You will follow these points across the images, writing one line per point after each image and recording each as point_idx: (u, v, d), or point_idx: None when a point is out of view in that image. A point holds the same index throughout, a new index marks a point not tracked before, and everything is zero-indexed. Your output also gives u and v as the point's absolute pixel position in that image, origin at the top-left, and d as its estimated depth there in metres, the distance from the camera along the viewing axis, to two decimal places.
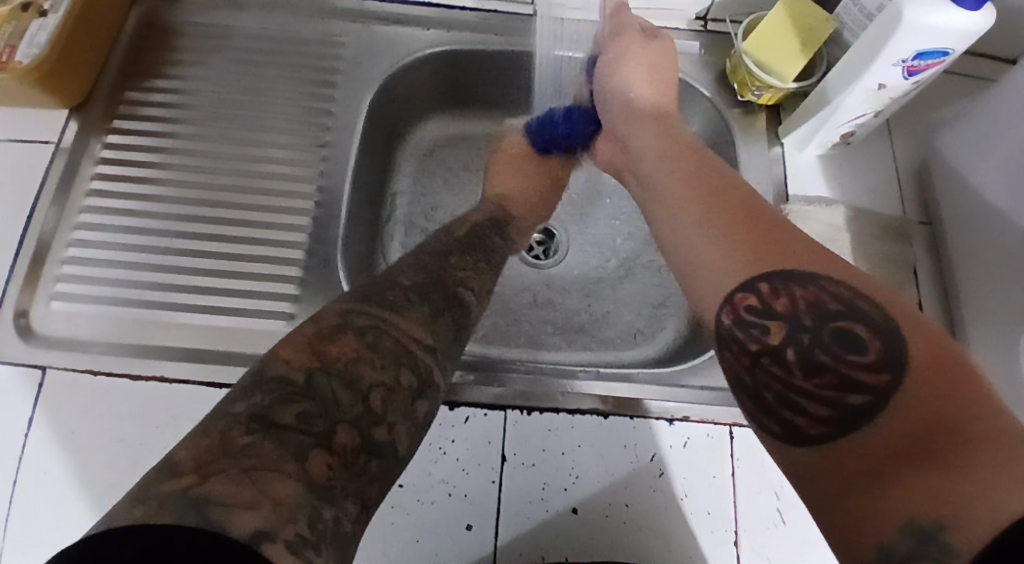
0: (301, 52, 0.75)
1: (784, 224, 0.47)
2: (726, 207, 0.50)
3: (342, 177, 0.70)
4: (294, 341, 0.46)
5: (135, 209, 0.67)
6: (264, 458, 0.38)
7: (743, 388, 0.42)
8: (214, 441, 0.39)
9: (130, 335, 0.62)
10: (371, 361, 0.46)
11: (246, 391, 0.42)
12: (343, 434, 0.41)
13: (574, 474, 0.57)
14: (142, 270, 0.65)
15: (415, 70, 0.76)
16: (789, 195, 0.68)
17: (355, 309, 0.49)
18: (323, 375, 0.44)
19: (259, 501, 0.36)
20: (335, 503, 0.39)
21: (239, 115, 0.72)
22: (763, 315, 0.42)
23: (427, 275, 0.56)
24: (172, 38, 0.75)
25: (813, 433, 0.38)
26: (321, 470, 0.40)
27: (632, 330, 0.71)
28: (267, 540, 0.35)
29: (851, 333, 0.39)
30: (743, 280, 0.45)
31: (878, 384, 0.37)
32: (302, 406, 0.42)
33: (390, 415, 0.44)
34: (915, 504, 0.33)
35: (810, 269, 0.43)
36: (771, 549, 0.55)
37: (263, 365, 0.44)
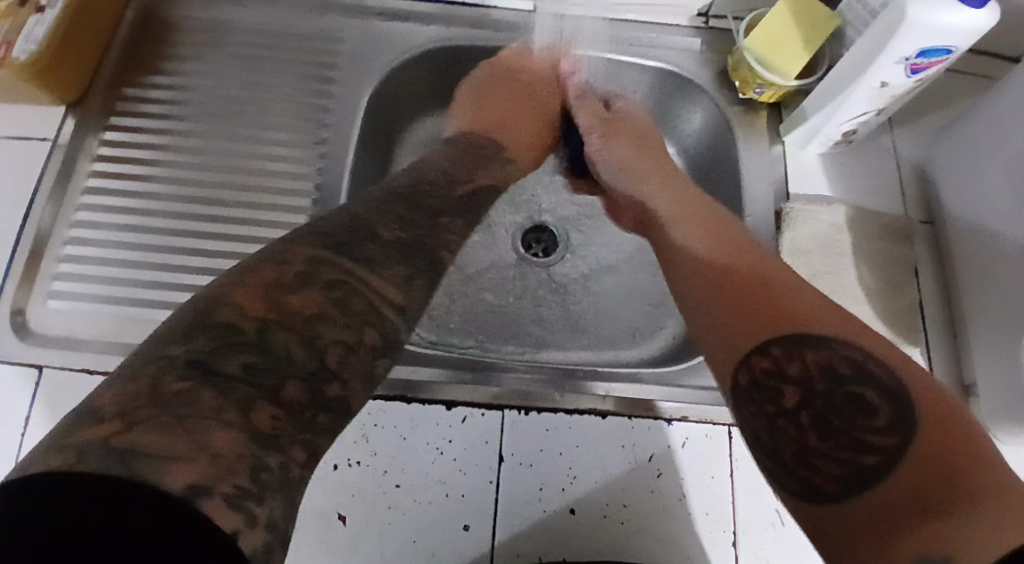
0: (299, 48, 0.75)
1: (797, 287, 0.48)
2: (740, 266, 0.51)
3: (340, 174, 0.70)
4: (250, 285, 0.43)
5: (133, 207, 0.67)
6: (201, 406, 0.36)
7: (758, 447, 0.43)
8: (142, 386, 0.36)
9: (127, 333, 0.62)
10: (333, 321, 0.43)
11: (186, 332, 0.39)
12: (293, 390, 0.39)
13: (572, 474, 0.57)
14: (139, 268, 0.65)
15: (414, 66, 0.75)
16: (789, 194, 0.68)
17: (324, 258, 0.46)
18: (279, 329, 0.41)
19: (195, 454, 0.35)
20: (281, 451, 0.37)
21: (238, 112, 0.72)
22: (776, 379, 0.43)
23: (412, 234, 0.52)
24: (169, 34, 0.75)
25: (830, 491, 0.39)
26: (266, 421, 0.37)
27: (631, 329, 0.71)
28: (204, 495, 0.34)
29: (864, 398, 0.40)
30: (757, 338, 0.45)
31: (890, 446, 0.38)
32: (250, 356, 0.39)
33: (347, 373, 0.42)
34: (924, 544, 0.34)
35: (823, 333, 0.43)
36: (770, 550, 0.55)
37: (209, 307, 0.41)
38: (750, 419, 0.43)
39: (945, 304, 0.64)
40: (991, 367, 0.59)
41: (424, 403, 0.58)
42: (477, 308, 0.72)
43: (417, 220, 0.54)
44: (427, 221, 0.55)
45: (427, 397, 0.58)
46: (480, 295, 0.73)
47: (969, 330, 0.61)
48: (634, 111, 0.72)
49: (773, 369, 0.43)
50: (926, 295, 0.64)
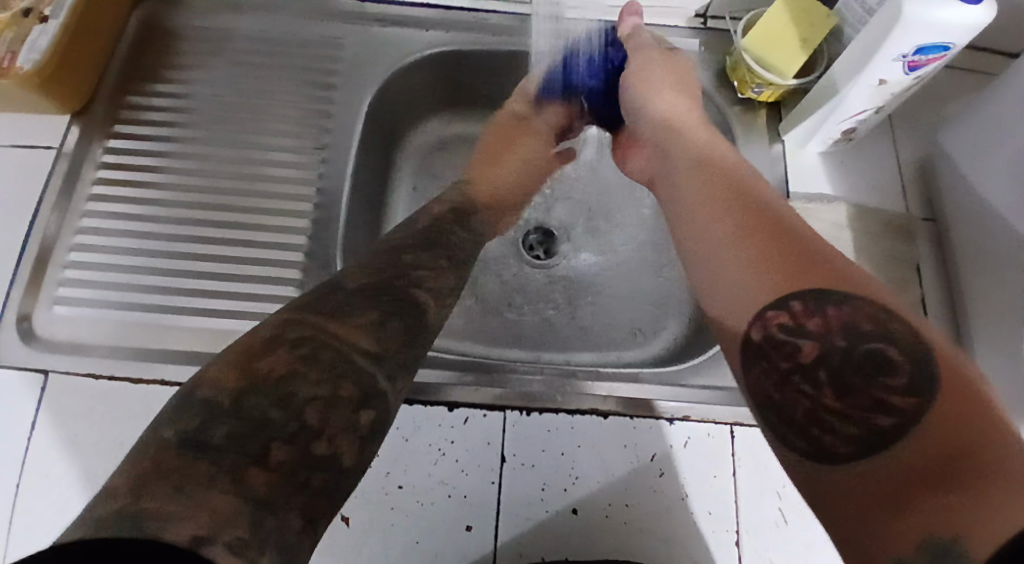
0: (300, 54, 0.75)
1: (816, 240, 0.48)
2: (759, 224, 0.51)
3: (341, 179, 0.70)
4: (228, 361, 0.45)
5: (137, 213, 0.68)
6: (195, 473, 0.38)
7: (769, 405, 0.43)
8: (148, 466, 0.39)
9: (132, 338, 0.62)
10: (306, 377, 0.45)
11: (174, 413, 0.42)
12: (278, 451, 0.41)
13: (574, 474, 0.57)
14: (144, 274, 0.65)
15: (414, 71, 0.76)
16: (790, 193, 0.68)
17: (294, 319, 0.48)
18: (253, 394, 0.43)
19: (196, 512, 0.36)
20: (276, 516, 0.38)
21: (240, 118, 0.73)
22: (794, 333, 0.43)
23: (377, 277, 0.54)
24: (172, 42, 0.75)
25: (840, 451, 0.39)
26: (258, 485, 0.39)
27: (633, 329, 0.71)
28: (205, 544, 0.35)
29: (885, 357, 0.40)
30: (772, 296, 0.45)
31: (909, 406, 0.38)
32: (233, 427, 0.41)
33: (330, 427, 0.43)
34: (936, 515, 0.35)
35: (846, 289, 0.43)
36: (775, 549, 0.55)
37: (192, 387, 0.44)
38: (764, 374, 0.44)
39: (948, 303, 0.64)
40: (994, 364, 0.58)
41: (427, 404, 0.58)
42: (480, 310, 0.72)
43: (383, 265, 0.55)
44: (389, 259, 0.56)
45: (430, 399, 0.59)
46: (482, 297, 0.73)
47: (971, 326, 0.61)
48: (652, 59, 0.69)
49: (791, 324, 0.43)
50: (928, 293, 0.64)
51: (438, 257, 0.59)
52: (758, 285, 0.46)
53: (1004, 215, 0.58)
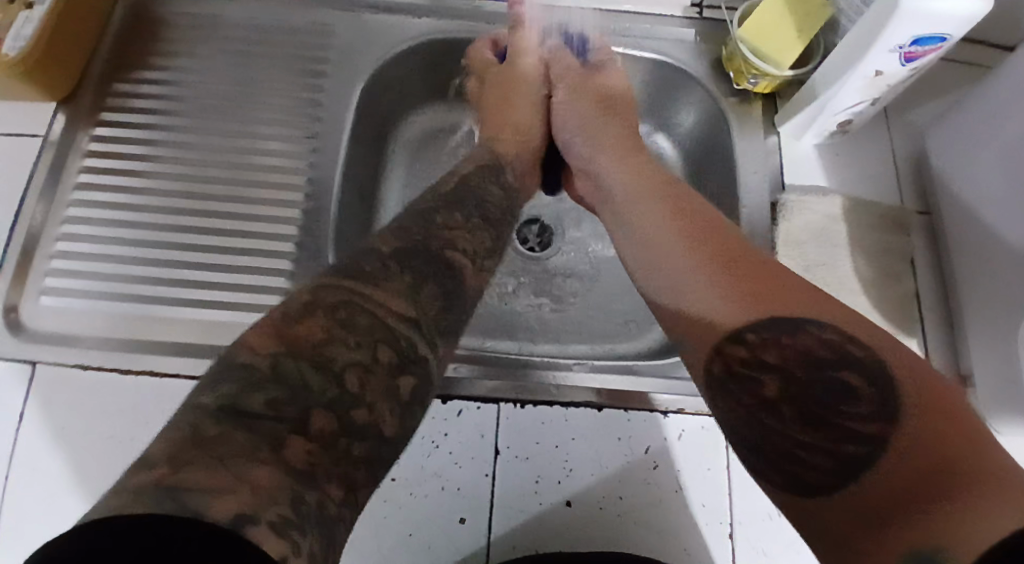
0: (291, 42, 0.74)
1: (761, 265, 0.49)
2: (699, 245, 0.51)
3: (332, 169, 0.69)
4: (259, 327, 0.42)
5: (125, 203, 0.67)
6: (235, 445, 0.36)
7: (745, 441, 0.43)
8: (183, 433, 0.36)
9: (121, 330, 0.61)
10: (344, 341, 0.42)
11: (212, 380, 0.39)
12: (320, 418, 0.38)
13: (568, 466, 0.57)
14: (134, 265, 0.64)
15: (407, 60, 0.75)
16: (785, 185, 0.67)
17: (327, 283, 0.46)
18: (291, 358, 0.40)
19: (237, 486, 0.34)
20: (319, 487, 0.37)
21: (230, 107, 0.72)
22: (754, 367, 0.43)
23: (408, 241, 0.52)
24: (160, 30, 0.74)
25: (816, 483, 0.39)
26: (301, 456, 0.37)
27: (627, 322, 0.71)
28: (250, 524, 0.33)
29: (843, 382, 0.40)
30: (730, 326, 0.45)
31: (873, 433, 0.38)
32: (273, 392, 0.38)
33: (370, 395, 0.41)
34: (914, 535, 0.34)
35: (795, 315, 0.44)
36: (767, 542, 0.55)
37: (227, 355, 0.41)
38: (734, 412, 0.44)
39: (943, 295, 0.64)
40: (987, 357, 0.58)
41: None
42: None
43: (416, 224, 0.55)
44: (422, 220, 0.55)
45: None
46: None
47: (966, 320, 0.61)
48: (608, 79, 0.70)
49: (752, 358, 0.43)
50: (923, 285, 0.64)
51: (473, 225, 0.57)
52: (716, 314, 0.46)
53: (998, 207, 0.57)
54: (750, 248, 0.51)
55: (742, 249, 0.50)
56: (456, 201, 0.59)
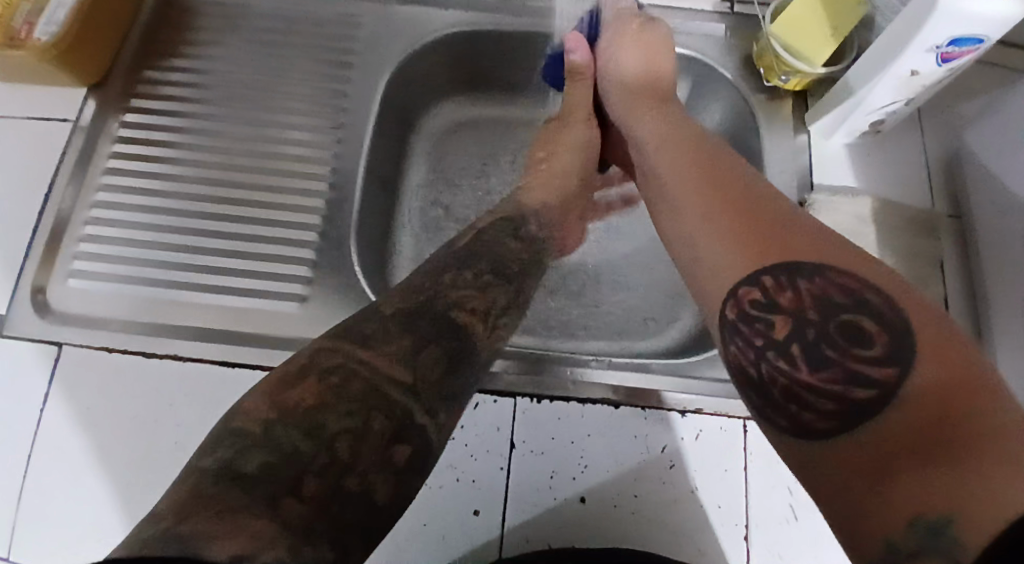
0: (318, 33, 0.75)
1: (782, 210, 0.47)
2: (722, 194, 0.50)
3: (356, 159, 0.69)
4: (259, 390, 0.45)
5: (152, 189, 0.67)
6: (235, 502, 0.38)
7: (748, 381, 0.42)
8: (186, 493, 0.39)
9: (145, 313, 0.62)
10: (336, 409, 0.44)
11: (210, 444, 0.42)
12: (310, 484, 0.41)
13: (583, 463, 0.56)
14: (159, 250, 0.65)
15: (433, 52, 0.75)
16: (813, 185, 0.66)
17: (325, 347, 0.48)
18: (281, 425, 0.43)
19: (235, 532, 0.36)
20: (315, 544, 0.39)
21: (256, 95, 0.72)
22: (766, 308, 0.42)
23: (414, 300, 0.53)
24: (189, 18, 0.75)
25: (820, 427, 0.38)
26: (295, 515, 0.39)
27: (647, 320, 0.70)
28: (247, 561, 0.35)
29: (857, 326, 0.39)
30: (745, 272, 0.44)
31: (885, 378, 0.37)
32: (265, 455, 0.41)
33: (361, 463, 0.43)
34: (920, 495, 0.34)
35: (816, 261, 0.42)
36: (783, 545, 0.54)
37: (228, 416, 0.44)
38: (739, 352, 0.42)
39: (972, 301, 0.62)
40: (1015, 368, 0.57)
41: None
42: None
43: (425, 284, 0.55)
44: (430, 278, 0.55)
45: None
46: None
47: (995, 327, 0.59)
48: (643, 44, 0.65)
49: (764, 300, 0.42)
50: (951, 292, 0.62)
51: (484, 281, 0.56)
52: (730, 262, 0.45)
53: None
54: (772, 194, 0.49)
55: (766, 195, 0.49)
56: (468, 258, 0.58)
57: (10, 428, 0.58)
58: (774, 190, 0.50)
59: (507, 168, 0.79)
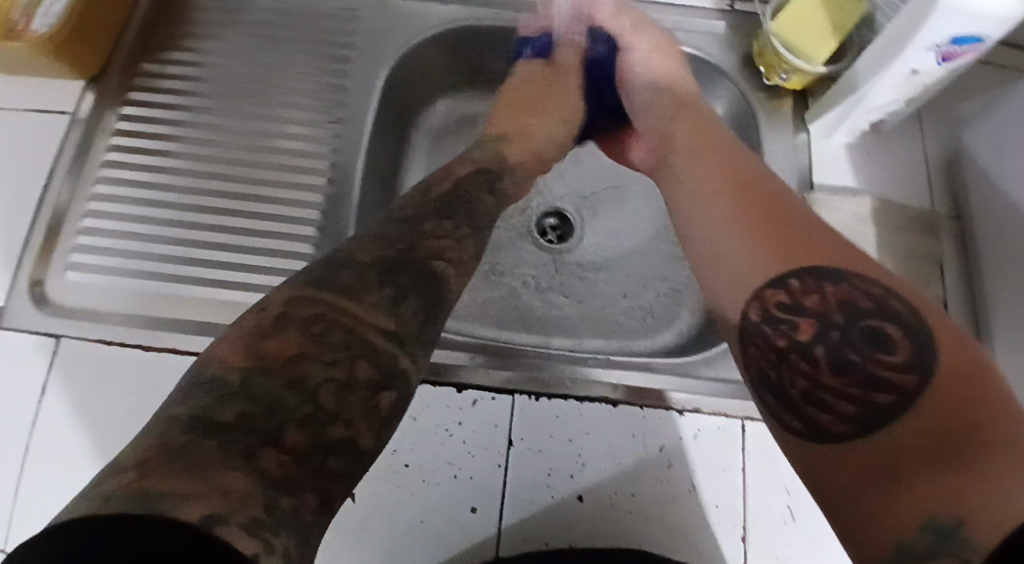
0: (318, 27, 0.74)
1: (806, 217, 0.49)
2: (748, 200, 0.52)
3: (354, 155, 0.69)
4: (233, 340, 0.43)
5: (150, 183, 0.67)
6: (208, 454, 0.36)
7: (766, 382, 0.43)
8: (153, 442, 0.37)
9: (143, 308, 0.62)
10: (319, 357, 0.43)
11: (183, 397, 0.40)
12: (294, 433, 0.39)
13: (581, 461, 0.56)
14: (157, 244, 0.65)
15: (433, 47, 0.75)
16: (813, 183, 0.66)
17: (302, 296, 0.46)
18: (263, 376, 0.41)
19: (206, 489, 0.35)
20: (292, 494, 0.37)
21: (256, 89, 0.72)
22: (792, 311, 0.43)
23: (395, 251, 0.52)
24: (189, 11, 0.75)
25: (837, 429, 0.39)
26: (274, 466, 0.38)
27: (645, 318, 0.70)
28: (219, 523, 0.34)
29: (881, 333, 0.40)
30: (769, 274, 0.46)
31: (906, 383, 0.38)
32: (243, 406, 0.39)
33: (345, 412, 0.41)
34: (928, 497, 0.34)
35: (842, 267, 0.44)
36: (780, 545, 0.54)
37: (201, 366, 0.42)
38: (761, 354, 0.44)
39: (970, 302, 0.62)
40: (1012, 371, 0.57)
41: (435, 384, 0.58)
42: (491, 292, 0.72)
43: (402, 234, 0.54)
44: (405, 229, 0.54)
45: (439, 379, 0.59)
46: (493, 279, 0.72)
47: (994, 325, 0.59)
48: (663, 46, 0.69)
49: (789, 302, 0.44)
50: (949, 292, 0.62)
51: (461, 234, 0.56)
52: (753, 265, 0.47)
53: None
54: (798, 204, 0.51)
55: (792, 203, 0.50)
56: (446, 209, 0.58)
57: (7, 421, 0.58)
58: (799, 198, 0.52)
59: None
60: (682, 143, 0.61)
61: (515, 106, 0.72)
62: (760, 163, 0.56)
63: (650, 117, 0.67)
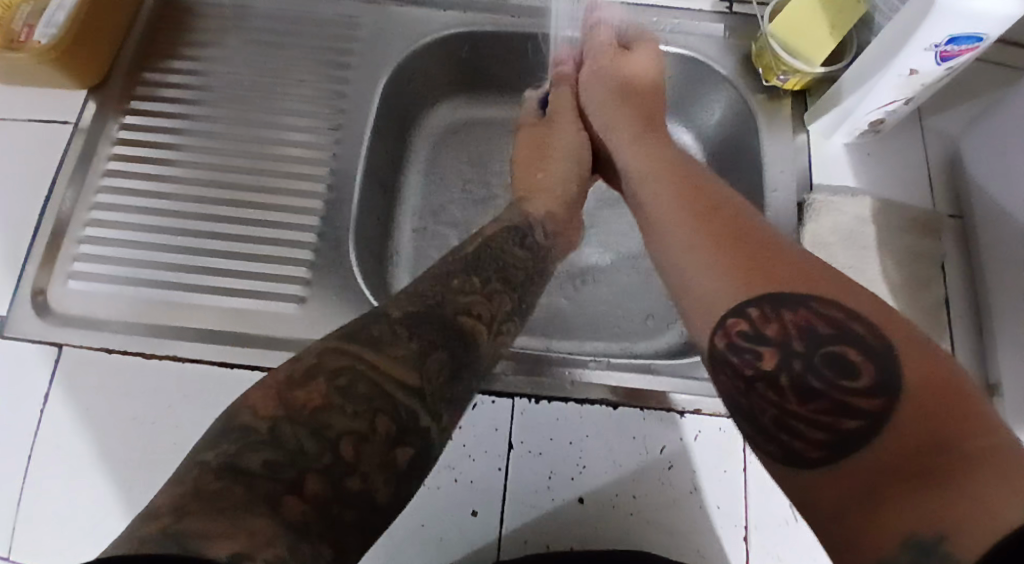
0: (317, 33, 0.75)
1: (769, 240, 0.48)
2: (711, 224, 0.50)
3: (354, 160, 0.69)
4: (265, 386, 0.45)
5: (151, 190, 0.68)
6: (234, 499, 0.38)
7: (738, 411, 0.42)
8: (186, 489, 0.38)
9: (145, 315, 0.62)
10: (343, 410, 0.43)
11: (214, 441, 0.42)
12: (314, 482, 0.40)
13: (582, 463, 0.56)
14: (159, 251, 0.65)
15: (432, 52, 0.75)
16: (813, 184, 0.66)
17: (331, 347, 0.47)
18: (289, 423, 0.42)
19: (232, 531, 0.36)
20: (312, 543, 0.38)
21: (256, 97, 0.72)
22: (755, 340, 0.42)
23: (423, 305, 0.52)
24: (190, 19, 0.75)
25: (811, 456, 0.38)
26: (295, 514, 0.38)
27: (647, 321, 0.70)
28: (245, 562, 0.35)
29: (843, 357, 0.39)
30: (732, 303, 0.44)
31: (873, 409, 0.37)
32: (268, 453, 0.40)
33: (364, 464, 0.42)
34: (908, 515, 0.33)
35: (801, 293, 0.42)
36: (783, 547, 0.54)
37: (232, 413, 0.43)
38: (729, 383, 0.43)
39: (974, 302, 0.62)
40: (1017, 369, 0.57)
41: None
42: None
43: (433, 289, 0.54)
44: (435, 284, 0.55)
45: None
46: None
47: (996, 325, 0.59)
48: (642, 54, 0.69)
49: (752, 331, 0.42)
50: (953, 291, 0.62)
51: (491, 289, 0.56)
52: (718, 293, 0.45)
53: None
54: (760, 224, 0.49)
55: (754, 224, 0.49)
56: (475, 265, 0.58)
57: (9, 428, 0.59)
58: (762, 219, 0.50)
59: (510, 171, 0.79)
60: (649, 162, 0.60)
61: (531, 159, 0.71)
62: (724, 188, 0.54)
63: (613, 132, 0.66)
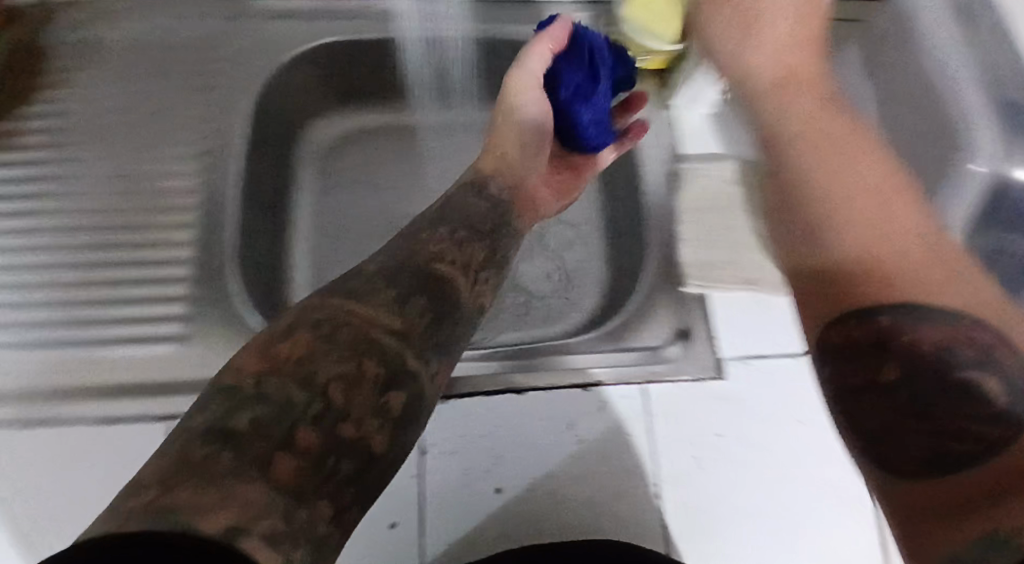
0: (179, 60, 0.73)
1: (914, 234, 0.44)
2: (844, 209, 0.46)
3: (226, 183, 0.67)
4: (251, 349, 0.43)
5: (17, 245, 0.64)
6: (224, 465, 0.35)
7: (846, 413, 0.43)
8: (170, 457, 0.36)
9: (15, 377, 0.59)
10: (328, 355, 0.42)
11: (198, 406, 0.39)
12: (306, 434, 0.38)
13: (495, 454, 0.57)
14: (29, 308, 0.62)
15: (300, 68, 0.74)
16: (682, 154, 0.70)
17: (313, 304, 0.46)
18: (276, 376, 0.40)
19: (222, 502, 0.33)
20: (309, 506, 0.36)
21: (122, 133, 0.70)
22: (875, 347, 0.42)
23: (396, 258, 0.52)
24: (40, 61, 0.72)
25: (913, 466, 0.39)
26: (287, 474, 0.36)
27: (546, 309, 0.72)
28: (244, 537, 0.33)
29: (974, 387, 0.38)
30: (864, 308, 0.43)
31: (995, 438, 0.36)
32: (259, 408, 0.38)
33: (356, 410, 0.41)
34: (991, 521, 0.34)
35: (943, 305, 0.41)
36: (694, 497, 0.56)
37: (217, 378, 0.41)
38: (844, 385, 0.44)
39: None
40: None
41: None
42: None
43: (404, 243, 0.54)
44: (406, 239, 0.54)
45: None
46: None
47: None
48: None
49: (869, 337, 0.42)
50: None
51: (462, 237, 0.56)
52: (847, 293, 0.43)
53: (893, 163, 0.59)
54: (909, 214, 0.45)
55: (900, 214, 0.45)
56: (443, 216, 0.57)
57: None
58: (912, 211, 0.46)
59: (414, 177, 0.80)
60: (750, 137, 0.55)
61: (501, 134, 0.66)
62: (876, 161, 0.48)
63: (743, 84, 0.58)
